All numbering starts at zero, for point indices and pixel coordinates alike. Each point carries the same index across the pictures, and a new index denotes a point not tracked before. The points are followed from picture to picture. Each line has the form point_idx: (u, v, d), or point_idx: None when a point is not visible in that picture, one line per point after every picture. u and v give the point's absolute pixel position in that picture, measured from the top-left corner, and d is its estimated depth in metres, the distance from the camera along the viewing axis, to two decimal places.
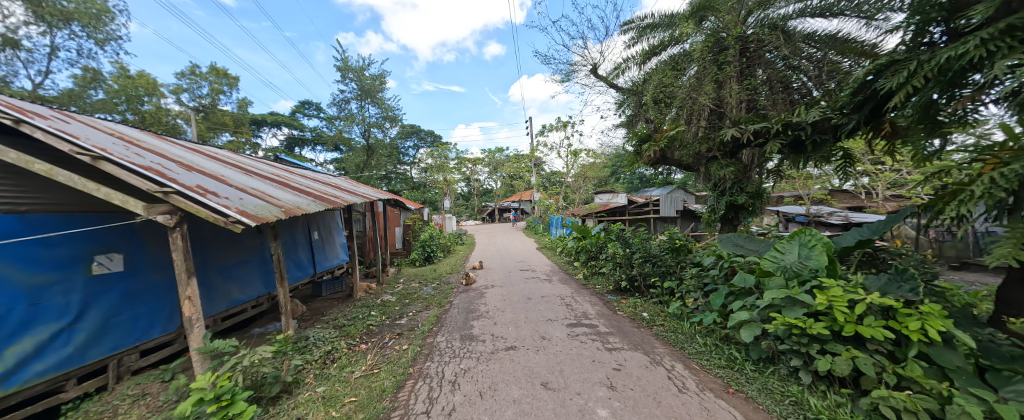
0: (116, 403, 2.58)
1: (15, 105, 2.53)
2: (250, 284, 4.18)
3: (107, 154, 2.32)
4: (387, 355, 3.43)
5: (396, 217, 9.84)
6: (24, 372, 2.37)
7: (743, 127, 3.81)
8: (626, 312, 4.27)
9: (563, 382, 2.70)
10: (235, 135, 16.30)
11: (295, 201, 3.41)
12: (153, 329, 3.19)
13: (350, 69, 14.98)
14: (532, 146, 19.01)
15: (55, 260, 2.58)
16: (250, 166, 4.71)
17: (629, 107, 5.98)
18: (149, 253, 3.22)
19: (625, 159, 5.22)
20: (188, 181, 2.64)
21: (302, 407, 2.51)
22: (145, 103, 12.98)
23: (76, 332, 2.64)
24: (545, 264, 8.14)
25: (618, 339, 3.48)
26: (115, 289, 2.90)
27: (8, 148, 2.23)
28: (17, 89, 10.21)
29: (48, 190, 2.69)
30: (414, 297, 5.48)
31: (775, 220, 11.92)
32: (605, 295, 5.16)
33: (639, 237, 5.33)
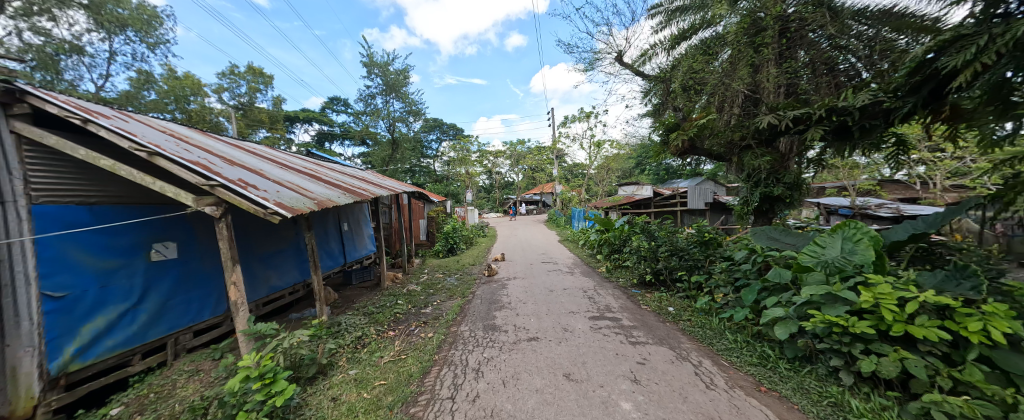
0: (175, 377, 2.84)
1: (84, 106, 2.79)
2: (286, 272, 4.42)
3: (160, 150, 2.50)
4: (414, 342, 3.55)
5: (420, 210, 10.06)
6: (97, 346, 2.65)
7: (781, 113, 3.53)
8: (650, 306, 4.14)
9: (586, 374, 2.70)
10: (271, 131, 17.16)
11: (326, 194, 3.56)
12: (203, 312, 3.48)
13: (375, 64, 15.28)
14: (554, 138, 18.82)
15: (119, 247, 2.83)
16: (285, 160, 4.94)
17: (655, 96, 5.76)
18: (199, 242, 3.48)
19: (650, 150, 5.01)
20: (231, 176, 2.81)
21: (336, 388, 2.68)
22: (191, 103, 13.90)
23: (139, 312, 2.91)
24: (567, 257, 8.06)
25: (643, 333, 3.41)
26: (170, 274, 3.16)
27: (79, 146, 2.46)
28: (84, 92, 11.21)
29: (112, 184, 2.92)
30: (437, 288, 5.61)
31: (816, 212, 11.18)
32: (629, 288, 5.03)
33: (665, 229, 5.19)
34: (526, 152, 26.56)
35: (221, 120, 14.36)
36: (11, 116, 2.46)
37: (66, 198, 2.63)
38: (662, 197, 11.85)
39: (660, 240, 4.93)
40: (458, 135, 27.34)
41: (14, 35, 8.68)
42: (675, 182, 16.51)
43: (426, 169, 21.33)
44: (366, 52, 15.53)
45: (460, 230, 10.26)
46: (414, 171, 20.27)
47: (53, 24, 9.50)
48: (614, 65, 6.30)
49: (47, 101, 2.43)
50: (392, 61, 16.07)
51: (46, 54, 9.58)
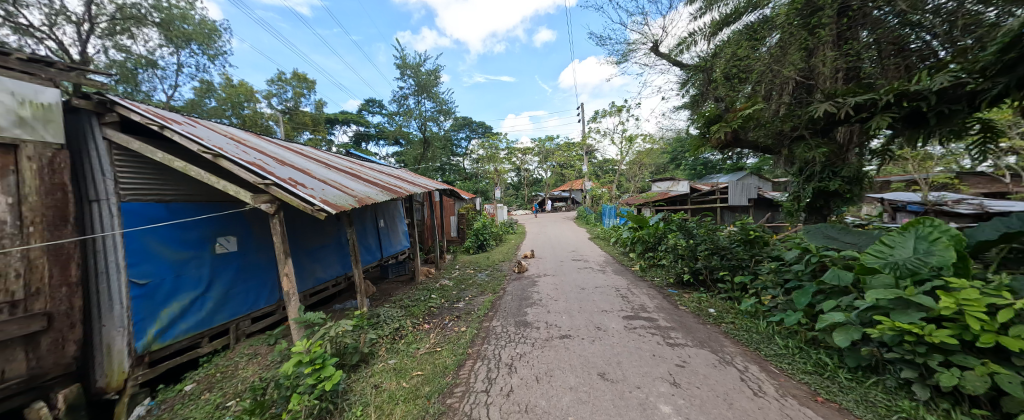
0: (237, 360, 3.11)
1: (161, 114, 3.11)
2: (330, 265, 4.69)
3: (222, 152, 2.73)
4: (448, 335, 3.65)
5: (452, 207, 10.27)
6: (174, 329, 2.97)
7: (840, 100, 3.23)
8: (689, 307, 3.96)
9: (621, 374, 2.63)
10: (313, 133, 18.30)
11: (366, 192, 3.72)
12: (259, 301, 3.77)
13: (408, 66, 15.77)
14: (584, 134, 18.52)
15: (189, 241, 3.13)
16: (328, 160, 5.24)
17: (694, 86, 5.46)
18: (255, 236, 3.77)
19: (688, 143, 4.76)
20: (283, 175, 3.01)
21: (377, 376, 2.81)
22: (245, 108, 15.13)
23: (206, 300, 3.20)
24: (599, 254, 7.90)
25: (682, 335, 3.26)
26: (232, 266, 3.46)
27: (156, 150, 2.75)
28: (158, 101, 12.54)
29: (184, 184, 3.23)
30: (469, 283, 5.73)
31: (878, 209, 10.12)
32: (665, 288, 4.84)
33: (705, 227, 4.94)
34: (554, 148, 26.35)
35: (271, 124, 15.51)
36: (103, 124, 2.81)
37: (147, 196, 2.96)
38: (699, 193, 11.29)
39: (700, 238, 4.70)
40: (487, 133, 27.68)
41: (103, 52, 9.80)
42: (713, 178, 15.71)
43: (456, 167, 21.72)
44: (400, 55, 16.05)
45: (490, 227, 10.39)
46: (445, 169, 20.65)
47: (132, 40, 10.61)
48: (649, 56, 6.06)
49: (130, 110, 2.74)
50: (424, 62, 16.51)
51: (127, 69, 10.78)
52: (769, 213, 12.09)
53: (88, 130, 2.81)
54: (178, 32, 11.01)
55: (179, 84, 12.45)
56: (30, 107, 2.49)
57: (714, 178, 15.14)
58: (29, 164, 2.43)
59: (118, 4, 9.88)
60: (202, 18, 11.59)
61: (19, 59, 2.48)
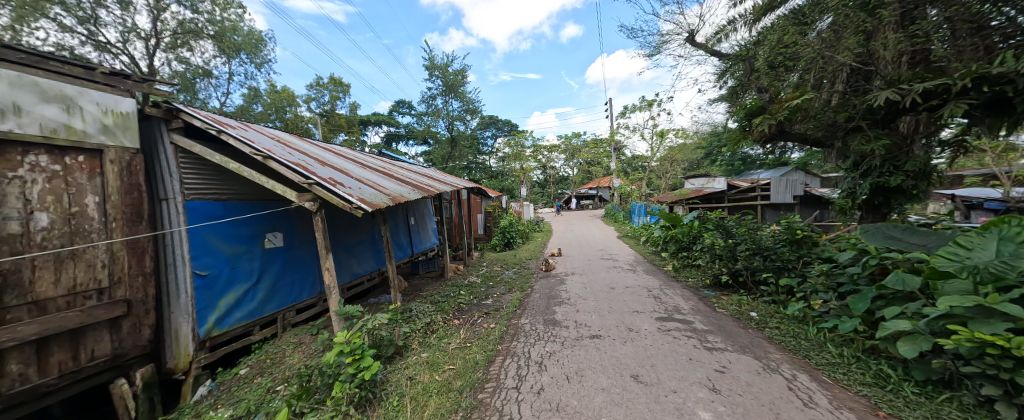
0: (284, 347, 3.33)
1: (218, 118, 3.38)
2: (365, 261, 4.90)
3: (270, 154, 2.92)
4: (478, 331, 3.70)
5: (479, 205, 10.42)
6: (229, 317, 3.22)
7: (903, 87, 2.93)
8: (727, 310, 3.76)
9: (656, 378, 2.55)
10: (348, 135, 19.20)
11: (399, 190, 3.84)
12: (302, 293, 4.00)
13: (436, 66, 16.10)
14: (612, 130, 18.11)
15: (242, 236, 3.38)
16: (363, 160, 5.47)
17: (733, 77, 5.17)
18: (299, 232, 4.02)
19: (727, 138, 4.50)
20: (324, 175, 3.18)
21: (411, 368, 2.91)
22: (288, 112, 16.12)
23: (257, 291, 3.44)
24: (629, 253, 7.72)
25: (720, 339, 3.10)
26: (278, 260, 3.70)
27: (214, 152, 2.99)
28: (213, 108, 13.65)
29: (237, 184, 3.50)
30: (497, 281, 5.78)
31: (951, 207, 9.08)
32: (701, 289, 4.64)
33: (745, 226, 4.69)
34: (581, 145, 25.99)
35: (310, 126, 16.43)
36: (170, 129, 3.09)
37: (207, 195, 3.22)
38: (738, 190, 10.66)
39: (741, 238, 4.45)
40: (512, 131, 27.73)
41: (167, 64, 10.80)
42: (752, 174, 14.79)
43: (483, 166, 21.96)
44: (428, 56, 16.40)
45: (517, 225, 10.44)
46: (472, 168, 20.93)
47: (191, 52, 11.60)
48: (685, 47, 5.79)
49: (193, 116, 2.99)
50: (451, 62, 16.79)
51: (187, 79, 11.80)
52: (818, 211, 11.48)
53: (157, 136, 3.11)
54: (230, 43, 11.82)
55: (231, 92, 13.48)
56: (111, 116, 2.83)
57: (754, 173, 14.26)
58: (111, 167, 2.76)
59: (179, 20, 10.83)
60: (250, 29, 12.43)
61: (104, 73, 2.80)
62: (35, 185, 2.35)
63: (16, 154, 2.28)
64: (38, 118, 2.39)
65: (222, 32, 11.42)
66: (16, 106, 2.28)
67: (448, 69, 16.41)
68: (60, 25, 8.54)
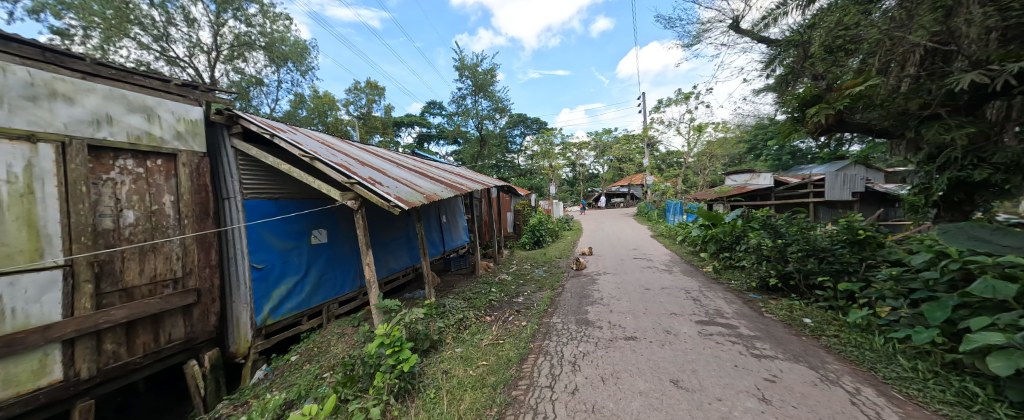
0: (328, 337, 3.53)
1: (271, 123, 3.65)
2: (401, 257, 5.09)
3: (317, 155, 3.10)
4: (510, 329, 3.73)
5: (508, 203, 10.49)
6: (282, 308, 3.47)
7: (993, 67, 2.57)
8: (777, 315, 3.51)
9: (698, 384, 2.43)
10: (383, 136, 20.05)
11: (433, 189, 3.94)
12: (344, 287, 4.24)
13: (466, 67, 16.37)
14: (646, 125, 17.51)
15: (292, 233, 3.63)
16: (399, 160, 5.68)
17: (783, 64, 4.81)
18: (341, 229, 4.26)
19: (776, 130, 4.19)
20: (364, 175, 3.33)
21: (446, 362, 2.99)
22: (329, 116, 17.11)
23: (304, 284, 3.69)
24: (664, 253, 7.45)
25: (769, 346, 2.90)
26: (323, 255, 3.94)
27: (268, 155, 3.23)
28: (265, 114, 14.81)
29: (287, 184, 3.77)
30: (527, 279, 5.79)
31: None
32: (745, 292, 4.37)
33: (796, 226, 4.36)
34: (611, 142, 25.37)
35: (348, 129, 17.33)
36: (231, 135, 3.39)
37: (263, 194, 3.49)
38: (786, 186, 9.94)
39: (792, 238, 4.13)
40: (540, 129, 27.59)
41: (225, 75, 11.84)
42: (802, 169, 13.64)
43: (511, 164, 22.06)
44: (459, 57, 16.69)
45: (546, 223, 10.40)
46: (501, 166, 21.06)
47: (245, 63, 12.63)
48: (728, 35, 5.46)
49: (250, 122, 3.25)
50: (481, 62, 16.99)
51: (242, 87, 12.86)
52: (882, 208, 10.37)
53: (220, 141, 3.41)
54: (279, 53, 12.66)
55: (280, 98, 14.53)
56: (183, 124, 3.15)
57: (805, 168, 13.16)
58: (184, 170, 3.08)
59: (235, 33, 11.85)
60: (295, 39, 13.29)
61: (177, 85, 3.11)
62: (123, 185, 2.67)
63: (109, 158, 2.62)
64: (125, 127, 2.72)
65: (272, 43, 12.32)
66: (108, 117, 2.62)
67: (477, 69, 16.62)
68: (139, 43, 9.63)
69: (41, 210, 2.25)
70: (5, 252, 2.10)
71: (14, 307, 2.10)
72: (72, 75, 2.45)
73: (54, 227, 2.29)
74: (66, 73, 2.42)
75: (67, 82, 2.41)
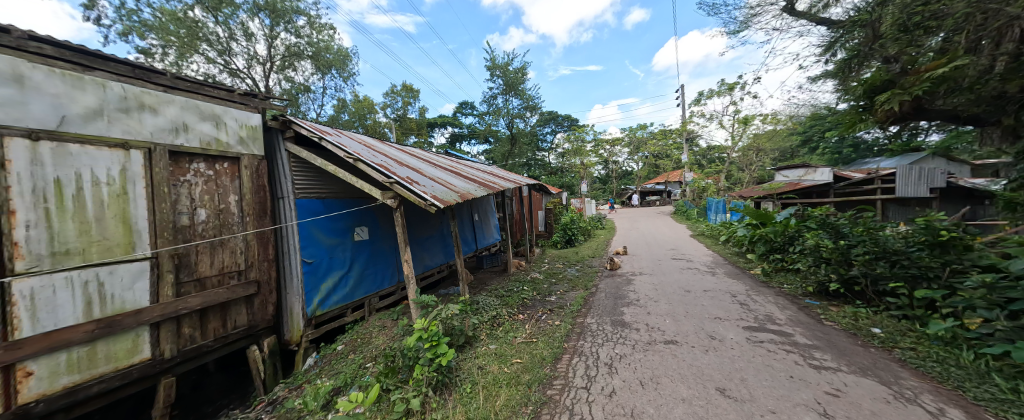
0: (370, 329, 3.72)
1: (319, 127, 3.90)
2: (436, 254, 5.26)
3: (359, 157, 3.26)
4: (543, 328, 3.72)
5: (538, 201, 10.46)
6: (329, 300, 3.71)
7: None
8: (838, 324, 3.20)
9: (747, 393, 2.27)
10: (418, 137, 20.76)
11: (467, 188, 4.02)
12: (383, 282, 4.46)
13: (497, 67, 16.52)
14: (684, 120, 16.70)
15: (337, 230, 3.88)
16: (434, 160, 5.86)
17: (846, 48, 4.36)
18: (381, 227, 4.49)
19: (838, 121, 3.82)
20: (401, 174, 3.46)
21: (481, 358, 3.04)
22: (368, 119, 18.01)
23: (348, 278, 3.92)
24: (705, 254, 7.07)
25: (830, 357, 2.65)
26: (365, 251, 4.17)
27: (317, 157, 3.45)
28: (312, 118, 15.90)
29: (334, 184, 4.02)
30: (560, 278, 5.75)
31: None
32: (800, 297, 4.04)
33: (862, 225, 3.95)
34: (646, 137, 24.46)
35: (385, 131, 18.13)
36: (285, 138, 3.66)
37: (313, 193, 3.74)
38: (847, 182, 9.23)
39: (857, 239, 3.75)
40: (571, 126, 27.19)
41: (278, 84, 12.85)
42: (866, 161, 12.36)
43: (541, 162, 21.96)
44: (490, 56, 16.84)
45: (578, 222, 10.25)
46: (532, 165, 21.02)
47: (295, 72, 13.63)
48: (782, 18, 5.05)
49: (300, 126, 3.49)
50: (511, 61, 17.02)
51: (293, 95, 13.90)
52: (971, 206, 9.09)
53: (276, 144, 3.71)
54: (324, 61, 13.52)
55: (325, 103, 15.52)
56: (245, 129, 3.45)
57: (869, 161, 11.93)
58: (245, 171, 3.38)
59: (286, 44, 12.78)
60: (338, 47, 14.11)
61: (239, 94, 3.41)
62: (197, 186, 2.98)
63: (186, 161, 2.95)
64: (198, 133, 3.04)
65: (317, 52, 13.16)
66: (185, 125, 2.95)
67: (508, 68, 16.69)
68: (207, 58, 10.70)
69: (134, 208, 2.57)
70: (107, 245, 2.44)
71: (112, 293, 2.44)
72: (156, 89, 2.78)
73: (143, 223, 2.62)
74: (152, 87, 2.75)
75: (152, 95, 2.74)
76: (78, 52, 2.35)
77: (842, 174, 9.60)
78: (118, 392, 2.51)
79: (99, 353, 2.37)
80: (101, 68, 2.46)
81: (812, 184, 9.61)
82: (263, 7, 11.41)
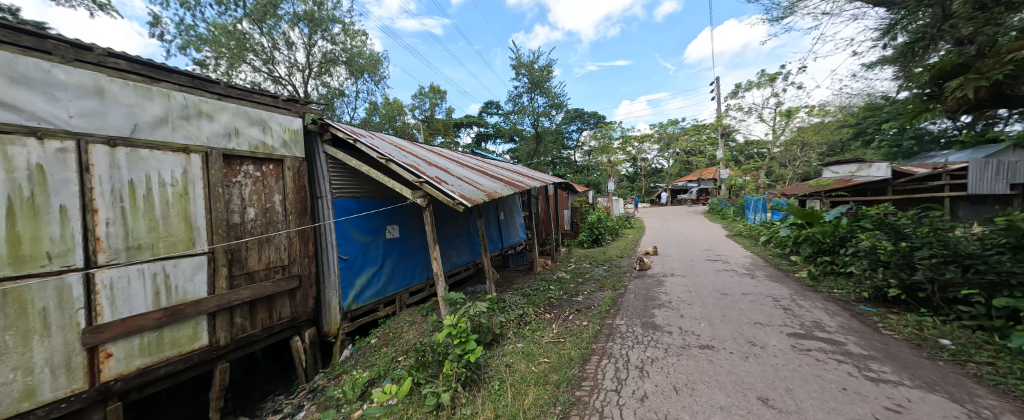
0: (400, 324, 3.85)
1: (354, 129, 4.08)
2: (463, 252, 5.35)
3: (391, 157, 3.37)
4: (571, 328, 3.68)
5: (564, 200, 10.35)
6: (363, 295, 3.87)
7: None
8: (899, 334, 2.92)
9: (792, 404, 2.12)
10: (445, 137, 21.19)
11: (493, 187, 4.04)
12: (413, 279, 4.61)
13: (522, 65, 16.50)
14: (719, 114, 15.89)
15: (371, 228, 4.05)
16: (461, 160, 5.95)
17: (909, 30, 3.96)
18: (410, 225, 4.63)
19: (900, 111, 3.48)
20: (430, 174, 3.53)
21: (509, 356, 3.06)
22: (398, 121, 18.62)
23: (381, 274, 4.09)
24: (743, 255, 6.69)
25: (889, 369, 2.43)
26: (395, 248, 4.33)
27: (351, 158, 3.60)
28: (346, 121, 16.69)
29: (367, 184, 4.18)
30: (587, 278, 5.67)
31: None
32: (853, 304, 3.73)
33: (928, 226, 3.58)
34: (677, 133, 23.51)
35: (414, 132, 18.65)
36: (324, 141, 3.85)
37: (349, 193, 3.92)
38: (909, 178, 8.43)
39: (921, 241, 3.40)
40: (598, 123, 26.65)
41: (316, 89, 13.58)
42: (929, 155, 11.20)
43: (565, 160, 21.71)
44: (515, 55, 16.84)
45: (605, 221, 10.05)
46: (557, 163, 20.86)
47: (331, 78, 14.33)
48: (834, 1, 4.67)
49: (337, 129, 3.66)
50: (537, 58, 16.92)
51: (329, 99, 14.66)
52: None
53: (314, 146, 3.92)
54: (358, 66, 14.12)
55: (358, 106, 16.22)
56: (288, 133, 3.67)
57: (935, 154, 10.76)
58: (289, 172, 3.60)
59: (323, 52, 13.47)
60: (370, 52, 14.67)
61: (283, 100, 3.63)
62: (246, 187, 3.22)
63: (237, 164, 3.19)
64: (247, 138, 3.27)
65: (352, 57, 13.77)
66: (236, 130, 3.18)
67: (534, 66, 16.61)
68: (253, 67, 11.50)
69: (193, 207, 2.81)
70: (172, 241, 2.67)
71: (176, 284, 2.68)
72: (212, 97, 3.02)
73: (201, 220, 2.86)
74: (208, 96, 2.99)
75: (209, 103, 2.98)
76: (147, 65, 2.61)
77: (903, 168, 8.77)
78: (181, 374, 2.75)
79: (165, 339, 2.61)
80: (166, 80, 2.71)
81: (865, 180, 8.88)
82: (302, 16, 12.07)
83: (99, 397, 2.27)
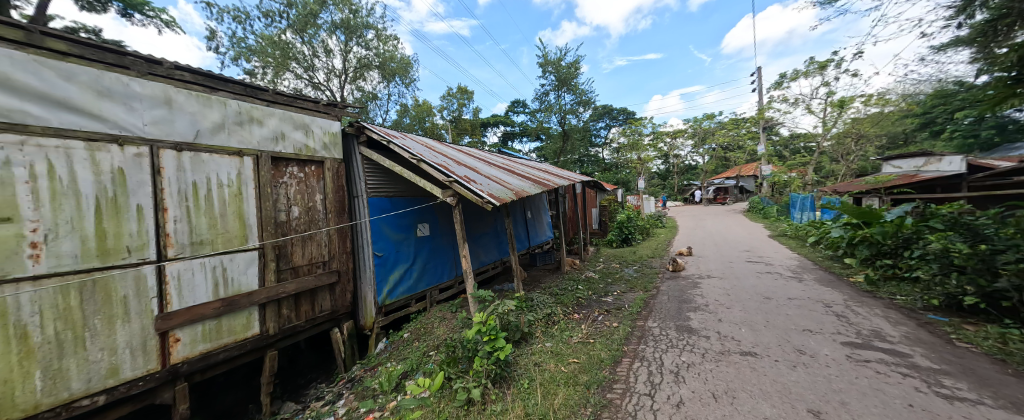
0: (429, 320, 3.96)
1: (387, 131, 4.24)
2: (490, 251, 5.41)
3: (422, 158, 3.46)
4: (601, 329, 3.61)
5: (592, 198, 10.15)
6: (396, 291, 4.02)
7: None
8: (976, 348, 2.61)
9: (847, 419, 1.96)
10: (471, 137, 21.48)
11: (521, 186, 4.03)
12: (442, 276, 4.73)
13: (549, 63, 16.38)
14: (760, 106, 14.93)
15: (403, 226, 4.20)
16: (488, 159, 6.01)
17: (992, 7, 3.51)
18: (439, 224, 4.76)
19: (981, 98, 3.10)
20: (459, 174, 3.59)
21: (538, 355, 3.06)
22: (427, 122, 19.12)
23: (412, 271, 4.23)
24: (789, 257, 6.25)
25: (965, 386, 2.17)
26: (426, 246, 4.46)
27: (385, 159, 3.74)
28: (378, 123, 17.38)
29: (399, 184, 4.33)
30: (616, 278, 5.54)
31: None
32: (921, 312, 3.37)
33: (1015, 228, 3.16)
34: (712, 128, 22.33)
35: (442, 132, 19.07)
36: (360, 143, 4.03)
37: (383, 192, 4.08)
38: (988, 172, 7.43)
39: (1006, 244, 3.01)
40: (626, 119, 25.91)
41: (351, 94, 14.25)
42: (1013, 146, 9.76)
43: (593, 158, 21.31)
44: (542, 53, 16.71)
45: (635, 220, 9.75)
46: (584, 161, 20.51)
47: (365, 82, 14.96)
48: None
49: (372, 131, 3.82)
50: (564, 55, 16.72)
51: (363, 103, 15.33)
52: None
53: (351, 148, 4.11)
54: (389, 70, 14.63)
55: (389, 109, 16.83)
56: (328, 136, 3.88)
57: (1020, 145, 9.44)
58: (328, 173, 3.81)
59: (358, 57, 14.10)
60: (401, 56, 15.15)
61: (324, 105, 3.84)
62: (291, 187, 3.44)
63: (283, 166, 3.42)
64: (292, 141, 3.49)
65: (384, 61, 14.31)
66: (282, 134, 3.41)
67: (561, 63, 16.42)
68: (295, 74, 12.24)
69: (246, 206, 3.05)
70: (228, 237, 2.91)
71: (232, 276, 2.92)
72: (262, 104, 3.25)
73: (252, 218, 3.09)
74: (259, 103, 3.22)
75: (259, 110, 3.22)
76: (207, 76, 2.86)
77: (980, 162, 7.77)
78: (237, 360, 3.00)
79: (223, 327, 2.85)
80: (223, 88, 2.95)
81: (933, 175, 7.96)
82: (339, 24, 12.68)
83: (169, 377, 2.52)
